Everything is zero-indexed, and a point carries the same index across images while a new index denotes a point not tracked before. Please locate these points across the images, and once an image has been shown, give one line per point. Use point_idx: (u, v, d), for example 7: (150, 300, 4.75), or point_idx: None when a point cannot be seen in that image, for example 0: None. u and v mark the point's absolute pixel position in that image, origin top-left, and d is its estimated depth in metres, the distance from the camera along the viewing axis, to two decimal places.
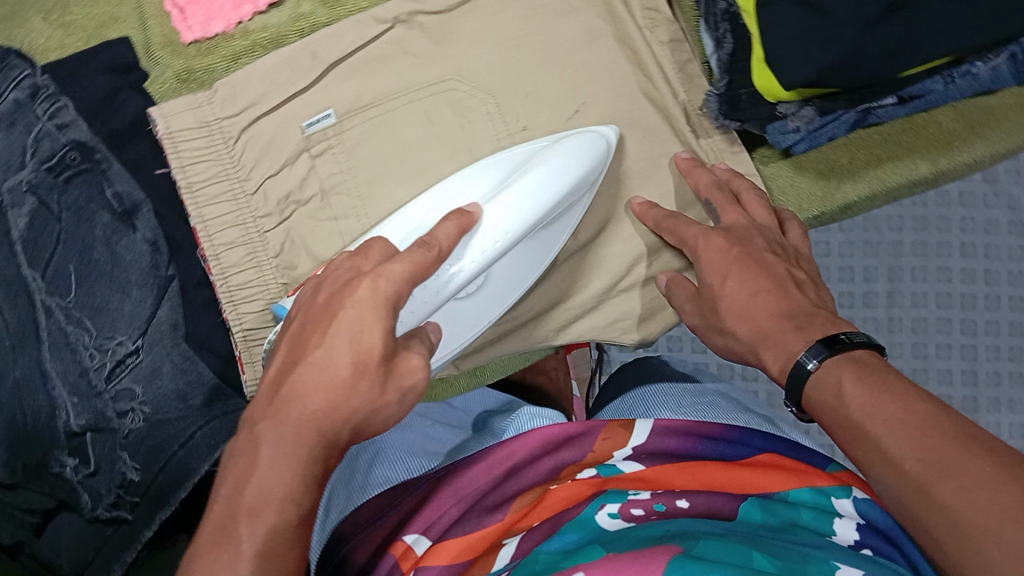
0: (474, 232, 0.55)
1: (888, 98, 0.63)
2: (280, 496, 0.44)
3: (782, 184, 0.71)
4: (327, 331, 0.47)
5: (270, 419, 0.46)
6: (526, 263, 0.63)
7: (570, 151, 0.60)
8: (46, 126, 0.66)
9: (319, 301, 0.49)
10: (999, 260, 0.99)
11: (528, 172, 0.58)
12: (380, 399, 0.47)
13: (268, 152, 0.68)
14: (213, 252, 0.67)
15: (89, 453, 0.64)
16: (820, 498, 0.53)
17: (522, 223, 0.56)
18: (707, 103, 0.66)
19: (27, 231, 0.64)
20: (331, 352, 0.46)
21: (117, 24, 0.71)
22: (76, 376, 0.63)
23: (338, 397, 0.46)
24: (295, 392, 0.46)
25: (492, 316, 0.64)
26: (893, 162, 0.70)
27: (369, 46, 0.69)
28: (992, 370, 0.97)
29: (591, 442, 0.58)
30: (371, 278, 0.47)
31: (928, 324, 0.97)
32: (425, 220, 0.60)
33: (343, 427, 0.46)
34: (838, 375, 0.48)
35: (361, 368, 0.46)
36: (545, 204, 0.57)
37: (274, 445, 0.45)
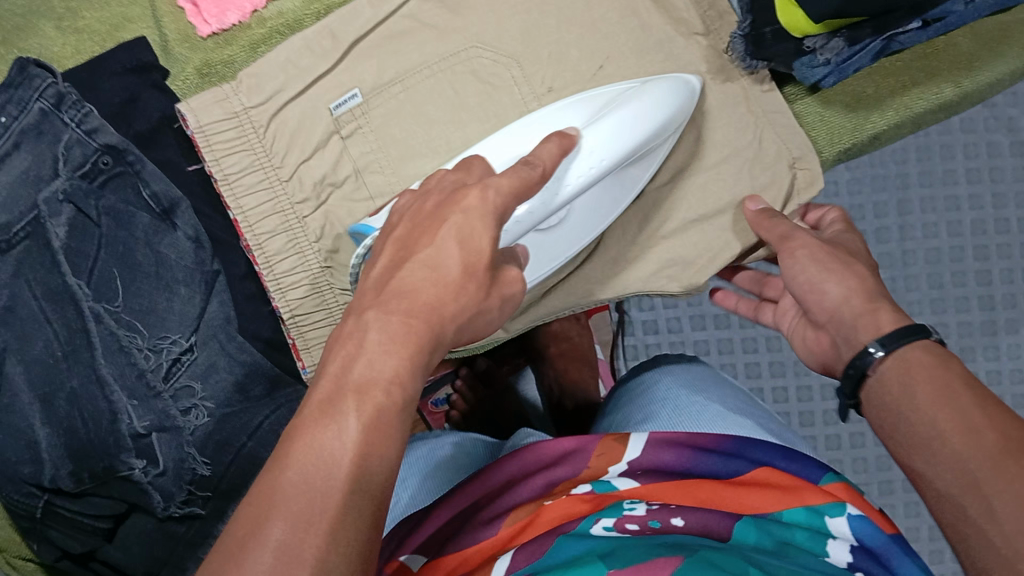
0: (575, 157, 0.55)
1: (910, 23, 0.62)
2: (388, 377, 0.40)
3: (810, 119, 0.73)
4: (435, 232, 0.44)
5: (377, 308, 0.42)
6: (609, 196, 0.64)
7: (663, 88, 0.60)
8: (75, 133, 0.64)
9: (428, 208, 0.46)
10: (1003, 183, 0.98)
11: (619, 107, 0.57)
12: (483, 304, 0.45)
13: (299, 137, 0.68)
14: (257, 242, 0.67)
15: (156, 453, 0.64)
16: (813, 518, 0.52)
17: (614, 153, 0.56)
18: (732, 45, 0.67)
19: (68, 240, 0.64)
20: (443, 252, 0.44)
21: (130, 25, 0.70)
22: (134, 379, 0.64)
23: (447, 292, 0.43)
24: (403, 291, 0.42)
25: (573, 246, 0.65)
26: (916, 89, 0.71)
27: (387, 22, 0.69)
28: (1007, 293, 0.98)
29: (584, 459, 0.57)
30: (478, 189, 0.45)
31: (941, 254, 0.98)
32: (517, 148, 0.59)
33: (444, 330, 0.43)
34: (908, 359, 0.51)
35: (470, 269, 0.44)
36: (644, 133, 0.58)
37: (381, 331, 0.41)
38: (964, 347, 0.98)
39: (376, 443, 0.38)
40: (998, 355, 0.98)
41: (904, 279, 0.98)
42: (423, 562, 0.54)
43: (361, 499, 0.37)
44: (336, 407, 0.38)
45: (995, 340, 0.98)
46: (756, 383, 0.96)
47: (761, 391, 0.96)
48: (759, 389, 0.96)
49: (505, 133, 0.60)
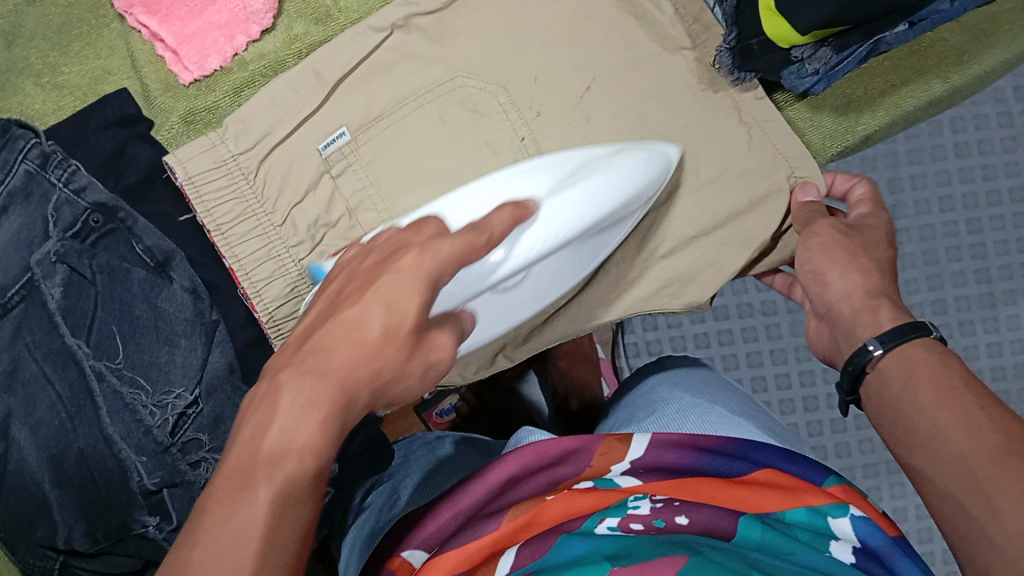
0: (529, 226, 0.54)
1: (898, 27, 0.61)
2: (302, 445, 0.40)
3: (804, 125, 0.71)
4: (362, 296, 0.45)
5: (292, 367, 0.42)
6: (564, 268, 0.62)
7: (627, 168, 0.59)
8: (64, 193, 0.64)
9: (366, 265, 0.47)
10: (993, 154, 0.98)
11: (583, 179, 0.57)
12: (407, 367, 0.44)
13: (289, 180, 0.67)
14: (254, 289, 0.66)
15: (169, 509, 0.64)
16: (816, 519, 0.53)
17: (569, 227, 0.56)
18: (718, 59, 0.66)
19: (63, 300, 0.63)
20: (366, 315, 0.44)
21: (112, 77, 0.69)
22: (141, 437, 0.63)
23: (365, 356, 0.43)
24: (319, 355, 0.42)
25: (521, 310, 0.63)
26: (907, 87, 0.71)
27: (371, 57, 0.68)
28: (1003, 264, 0.98)
29: (587, 459, 0.58)
30: (416, 252, 0.46)
31: (935, 230, 0.98)
32: (475, 211, 0.59)
33: (362, 391, 0.42)
34: (907, 359, 0.52)
35: (391, 334, 0.44)
36: (595, 213, 0.57)
37: (298, 392, 0.41)
38: (963, 321, 0.98)
39: (286, 516, 0.39)
40: (998, 327, 0.98)
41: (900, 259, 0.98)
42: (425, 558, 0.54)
43: (294, 517, 0.39)
44: (248, 484, 0.38)
45: (994, 312, 0.98)
46: (758, 372, 0.96)
47: (764, 380, 0.96)
48: (762, 377, 0.96)
49: (459, 194, 0.61)
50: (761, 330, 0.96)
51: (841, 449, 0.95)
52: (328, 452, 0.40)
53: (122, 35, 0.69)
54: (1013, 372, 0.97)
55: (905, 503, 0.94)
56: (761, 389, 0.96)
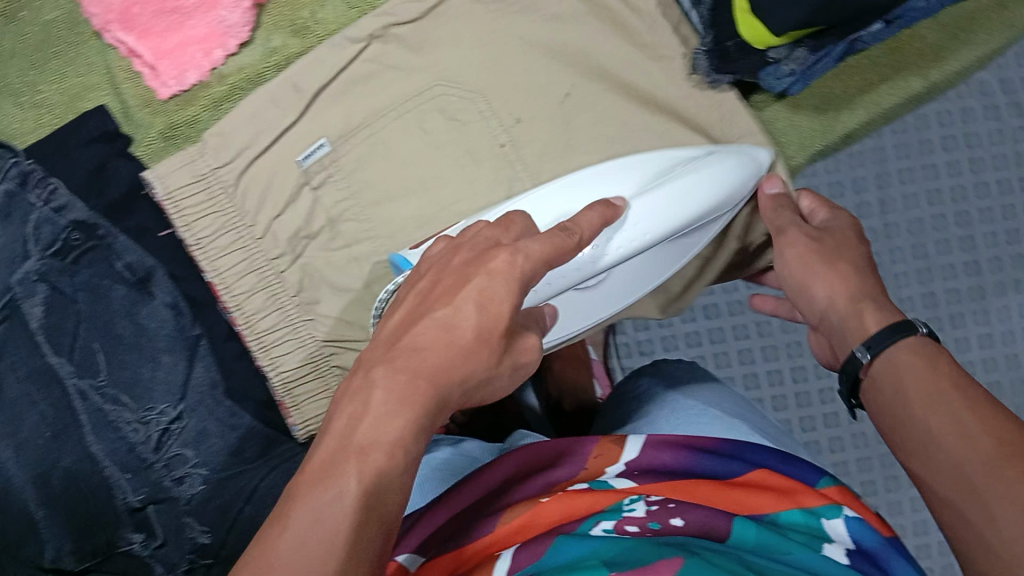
0: (623, 223, 0.56)
1: (873, 25, 0.61)
2: (396, 440, 0.38)
3: (781, 125, 0.70)
4: (454, 293, 0.42)
5: (384, 364, 0.40)
6: (650, 269, 0.62)
7: (716, 173, 0.58)
8: (44, 211, 0.65)
9: (455, 262, 0.44)
10: (980, 147, 0.98)
11: (675, 179, 0.58)
12: (495, 368, 0.42)
13: (269, 192, 0.67)
14: (236, 302, 0.67)
15: (155, 526, 0.62)
16: (811, 519, 0.53)
17: (657, 230, 0.57)
18: (696, 61, 0.66)
19: (45, 319, 0.64)
20: (459, 312, 0.41)
21: (91, 94, 0.69)
22: (125, 454, 0.63)
23: (456, 358, 0.41)
24: (415, 349, 0.40)
25: (595, 318, 0.64)
26: (885, 85, 0.70)
27: (351, 67, 0.68)
28: (992, 256, 0.97)
29: (582, 460, 0.58)
30: (507, 252, 0.43)
31: (924, 224, 0.97)
32: (565, 209, 0.58)
33: (455, 389, 0.41)
34: (897, 360, 0.51)
35: (483, 334, 0.41)
36: (678, 218, 0.57)
37: (388, 390, 0.39)
38: (953, 314, 0.96)
39: (366, 525, 0.36)
40: (988, 319, 0.96)
41: (891, 253, 0.97)
42: (421, 562, 0.53)
43: (375, 524, 0.37)
44: (336, 469, 0.37)
45: (985, 304, 0.96)
46: (749, 369, 0.95)
47: (756, 377, 0.95)
48: (754, 374, 0.95)
49: (560, 183, 0.60)
50: (752, 327, 0.95)
51: (834, 444, 0.94)
52: (413, 447, 0.39)
53: (99, 51, 0.69)
54: (1005, 364, 0.96)
55: (902, 498, 0.93)
56: (754, 385, 0.95)
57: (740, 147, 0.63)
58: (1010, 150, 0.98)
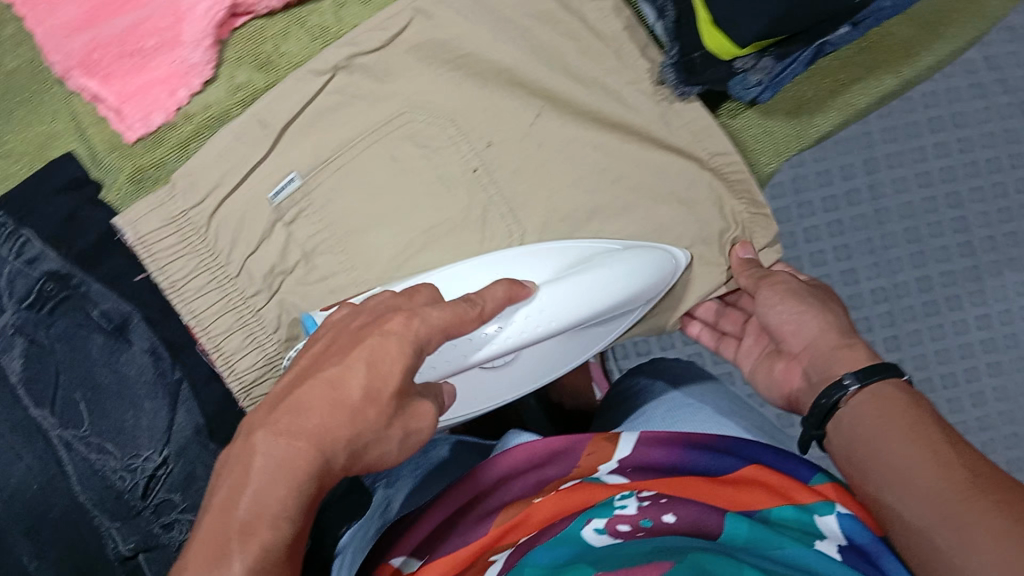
0: (527, 305, 0.55)
1: (841, 28, 0.60)
2: (274, 511, 0.40)
3: (753, 132, 0.70)
4: (347, 352, 0.43)
5: (265, 428, 0.41)
6: (554, 355, 0.63)
7: (630, 270, 0.59)
8: (16, 265, 0.64)
9: (354, 325, 0.45)
10: (967, 127, 0.96)
11: (588, 271, 0.58)
12: (392, 436, 0.43)
13: (242, 230, 0.67)
14: (213, 343, 0.67)
15: (146, 573, 0.63)
16: (803, 515, 0.51)
17: (558, 321, 0.56)
18: (663, 75, 0.64)
19: (25, 371, 0.62)
20: (349, 375, 0.42)
21: (57, 142, 0.69)
22: (113, 502, 0.61)
23: (343, 418, 0.41)
24: (298, 409, 0.41)
25: (510, 390, 0.63)
26: (859, 84, 0.70)
27: (316, 100, 0.68)
28: (986, 236, 0.94)
29: (574, 458, 0.57)
30: (405, 316, 0.44)
31: (916, 208, 0.94)
32: (470, 286, 0.60)
33: (335, 456, 0.41)
34: (881, 398, 0.51)
35: (372, 397, 0.42)
36: (578, 312, 0.57)
37: (269, 456, 0.40)
38: (948, 297, 0.93)
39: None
40: (986, 299, 0.93)
41: (884, 242, 0.94)
42: (416, 566, 0.52)
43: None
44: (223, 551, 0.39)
45: (981, 284, 0.94)
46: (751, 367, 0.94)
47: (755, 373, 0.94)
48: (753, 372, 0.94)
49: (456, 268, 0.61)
50: None
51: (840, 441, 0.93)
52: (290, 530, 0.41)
53: (63, 98, 0.70)
54: (1007, 344, 0.93)
55: None
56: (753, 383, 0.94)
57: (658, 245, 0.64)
58: (998, 130, 0.96)
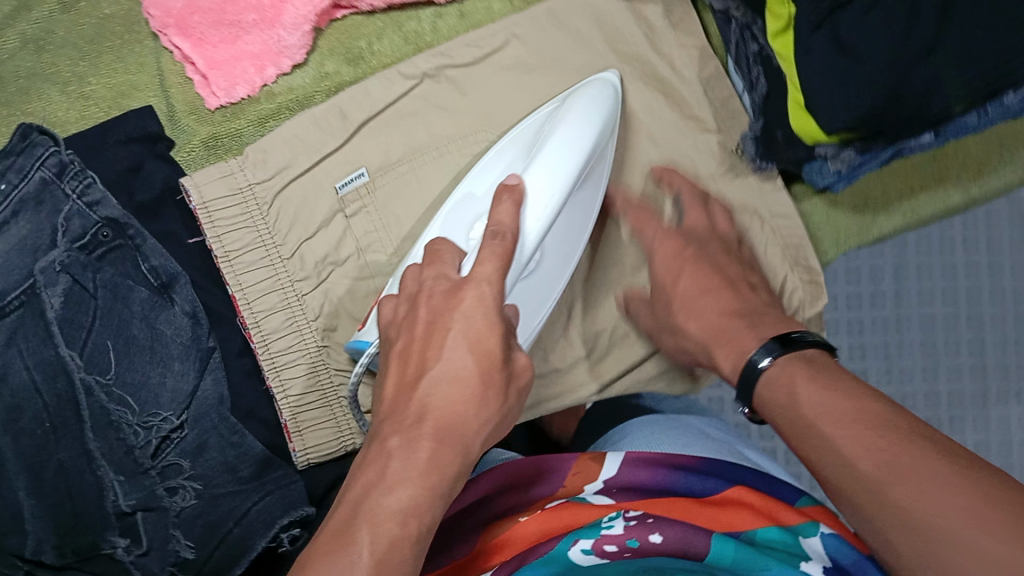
0: (527, 203, 0.54)
1: (924, 135, 0.62)
2: (415, 508, 0.41)
3: (818, 221, 0.71)
4: (443, 338, 0.46)
5: (400, 434, 0.44)
6: (576, 232, 0.61)
7: (581, 115, 0.58)
8: (76, 205, 0.64)
9: (423, 311, 0.48)
10: (1002, 252, 0.88)
11: (552, 135, 0.57)
12: (502, 406, 0.47)
13: (302, 215, 0.67)
14: (254, 320, 0.66)
15: (140, 533, 0.62)
16: (788, 537, 0.49)
17: (565, 183, 0.55)
18: (744, 146, 0.68)
19: (63, 310, 0.62)
20: (454, 359, 0.45)
21: (138, 93, 0.70)
22: (121, 455, 0.62)
23: (469, 397, 0.45)
24: (424, 407, 0.45)
25: (558, 276, 0.60)
26: (925, 193, 0.72)
27: (398, 102, 0.69)
28: (1000, 364, 0.88)
29: (561, 478, 0.55)
30: (474, 289, 0.47)
31: (935, 323, 0.88)
32: (476, 211, 0.57)
33: (467, 435, 0.45)
34: (790, 373, 0.49)
35: (486, 372, 0.46)
36: (579, 159, 0.56)
37: (407, 457, 0.43)
38: (954, 417, 0.88)
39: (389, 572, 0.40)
40: (986, 426, 0.88)
41: (900, 349, 0.87)
42: None
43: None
44: (345, 538, 0.40)
45: (986, 411, 0.88)
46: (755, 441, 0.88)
47: None
48: None
49: (454, 200, 0.59)
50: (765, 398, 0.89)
51: None
52: (435, 509, 0.42)
53: (153, 52, 0.70)
54: None
55: None
56: None
57: (586, 83, 0.63)
58: None
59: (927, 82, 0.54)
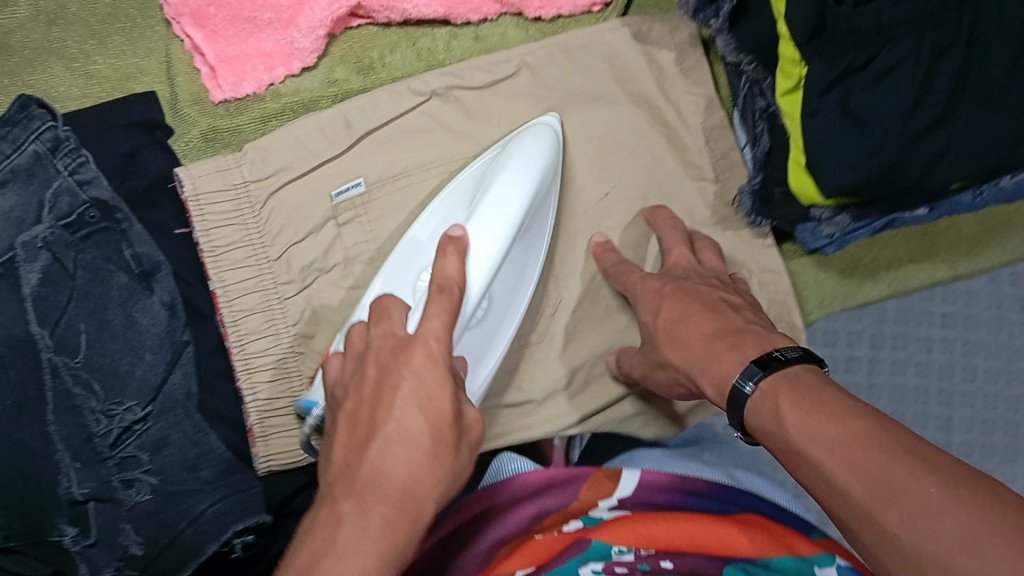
0: (468, 258, 0.54)
1: (919, 209, 0.62)
2: (370, 568, 0.40)
3: (804, 280, 0.72)
4: (392, 400, 0.44)
5: (351, 498, 0.42)
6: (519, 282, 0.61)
7: (517, 168, 0.59)
8: (66, 182, 0.63)
9: (370, 377, 0.46)
10: (978, 331, 0.85)
11: (489, 188, 0.57)
12: (455, 467, 0.45)
13: (295, 217, 0.66)
14: (231, 318, 0.65)
15: (90, 522, 0.61)
16: (802, 565, 0.48)
17: (506, 234, 0.55)
18: (741, 200, 0.67)
19: (39, 287, 0.61)
20: (405, 420, 0.44)
21: (143, 77, 0.69)
22: (81, 442, 0.61)
23: (423, 463, 0.43)
24: (376, 473, 0.43)
25: (500, 328, 0.61)
26: (914, 266, 0.73)
27: (404, 117, 0.68)
28: (965, 443, 0.86)
29: (575, 492, 0.57)
30: (422, 347, 0.46)
31: (905, 395, 0.85)
32: (420, 269, 0.58)
33: (423, 502, 0.43)
34: (776, 398, 0.44)
35: (437, 430, 0.44)
36: (520, 212, 0.57)
37: (353, 527, 0.41)
38: None
39: None
40: None
41: None
42: None
43: None
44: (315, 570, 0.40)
45: None
46: None
47: None
48: None
49: (398, 257, 0.59)
50: None
51: None
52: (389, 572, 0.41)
53: (164, 39, 0.70)
54: None
55: None
56: None
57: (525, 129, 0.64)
58: (1004, 343, 0.86)
59: (928, 158, 0.55)
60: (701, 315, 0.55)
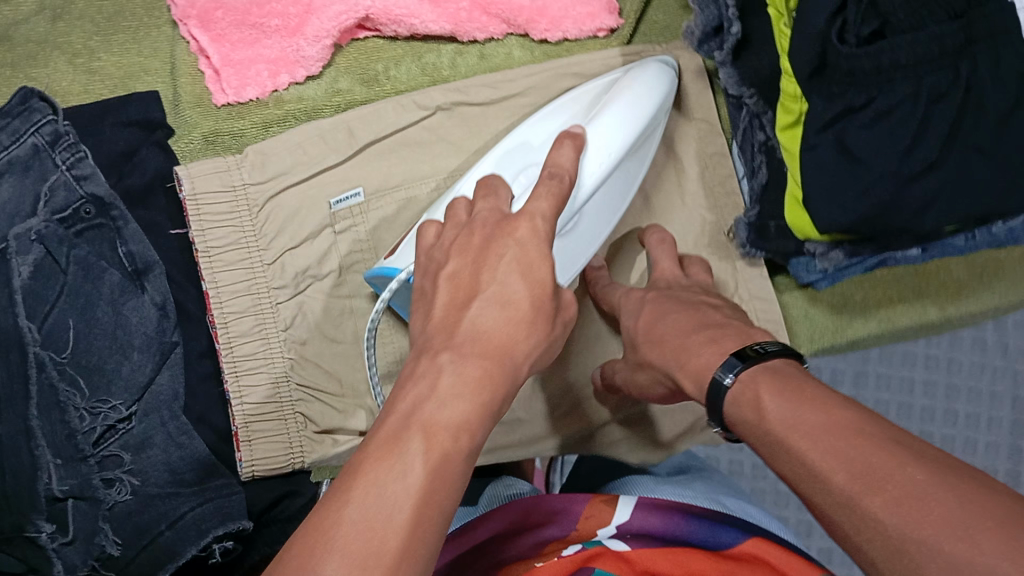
0: (586, 154, 0.55)
1: (911, 249, 0.63)
2: (461, 421, 0.38)
3: (793, 315, 0.73)
4: (493, 264, 0.43)
5: (450, 350, 0.40)
6: (613, 202, 0.61)
7: (639, 93, 0.59)
8: (64, 175, 0.63)
9: (476, 239, 0.44)
10: (961, 375, 0.86)
11: (607, 106, 0.57)
12: (552, 332, 0.44)
13: (292, 223, 0.66)
14: (223, 320, 0.65)
15: (68, 521, 0.61)
16: None
17: (619, 146, 0.56)
18: (736, 230, 0.68)
19: (29, 280, 0.61)
20: (508, 284, 0.42)
21: (146, 76, 0.69)
22: (62, 439, 0.61)
23: (522, 327, 0.42)
24: (476, 333, 0.41)
25: (593, 236, 0.60)
26: (902, 305, 0.73)
27: (406, 130, 0.68)
28: None
29: (573, 521, 0.52)
30: (528, 219, 0.44)
31: None
32: (531, 158, 0.57)
33: (511, 366, 0.41)
34: (756, 389, 0.43)
35: (537, 300, 0.42)
36: (633, 130, 0.58)
37: (457, 374, 0.39)
38: None
39: (432, 505, 0.35)
40: None
41: None
42: None
43: None
44: (402, 439, 0.36)
45: None
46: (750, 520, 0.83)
47: None
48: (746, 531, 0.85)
49: (500, 150, 0.59)
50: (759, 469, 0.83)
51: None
52: (477, 431, 0.38)
53: (169, 39, 0.70)
54: None
55: None
56: None
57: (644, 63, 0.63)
58: (987, 387, 0.86)
59: (926, 197, 0.55)
60: (682, 315, 0.55)
